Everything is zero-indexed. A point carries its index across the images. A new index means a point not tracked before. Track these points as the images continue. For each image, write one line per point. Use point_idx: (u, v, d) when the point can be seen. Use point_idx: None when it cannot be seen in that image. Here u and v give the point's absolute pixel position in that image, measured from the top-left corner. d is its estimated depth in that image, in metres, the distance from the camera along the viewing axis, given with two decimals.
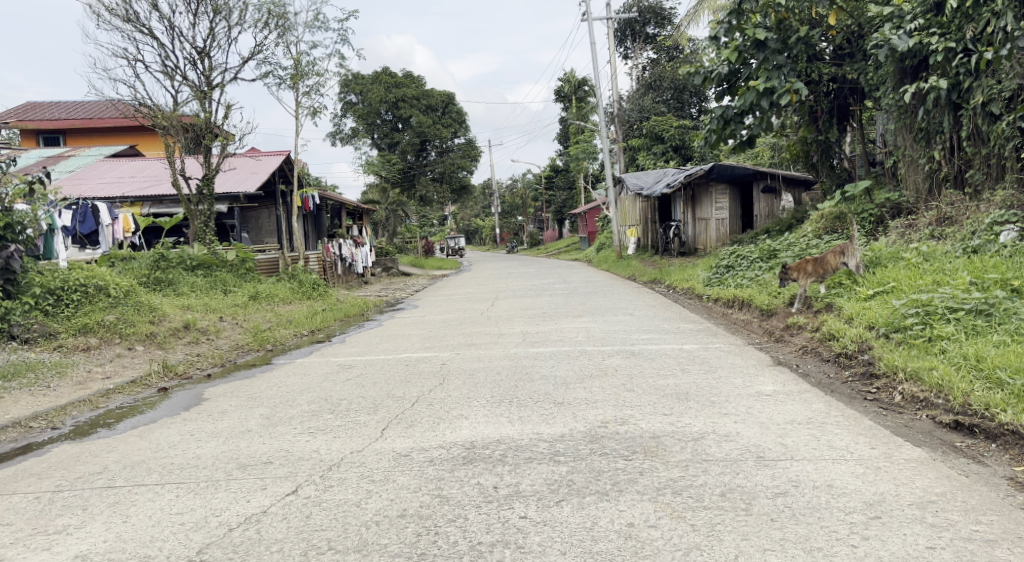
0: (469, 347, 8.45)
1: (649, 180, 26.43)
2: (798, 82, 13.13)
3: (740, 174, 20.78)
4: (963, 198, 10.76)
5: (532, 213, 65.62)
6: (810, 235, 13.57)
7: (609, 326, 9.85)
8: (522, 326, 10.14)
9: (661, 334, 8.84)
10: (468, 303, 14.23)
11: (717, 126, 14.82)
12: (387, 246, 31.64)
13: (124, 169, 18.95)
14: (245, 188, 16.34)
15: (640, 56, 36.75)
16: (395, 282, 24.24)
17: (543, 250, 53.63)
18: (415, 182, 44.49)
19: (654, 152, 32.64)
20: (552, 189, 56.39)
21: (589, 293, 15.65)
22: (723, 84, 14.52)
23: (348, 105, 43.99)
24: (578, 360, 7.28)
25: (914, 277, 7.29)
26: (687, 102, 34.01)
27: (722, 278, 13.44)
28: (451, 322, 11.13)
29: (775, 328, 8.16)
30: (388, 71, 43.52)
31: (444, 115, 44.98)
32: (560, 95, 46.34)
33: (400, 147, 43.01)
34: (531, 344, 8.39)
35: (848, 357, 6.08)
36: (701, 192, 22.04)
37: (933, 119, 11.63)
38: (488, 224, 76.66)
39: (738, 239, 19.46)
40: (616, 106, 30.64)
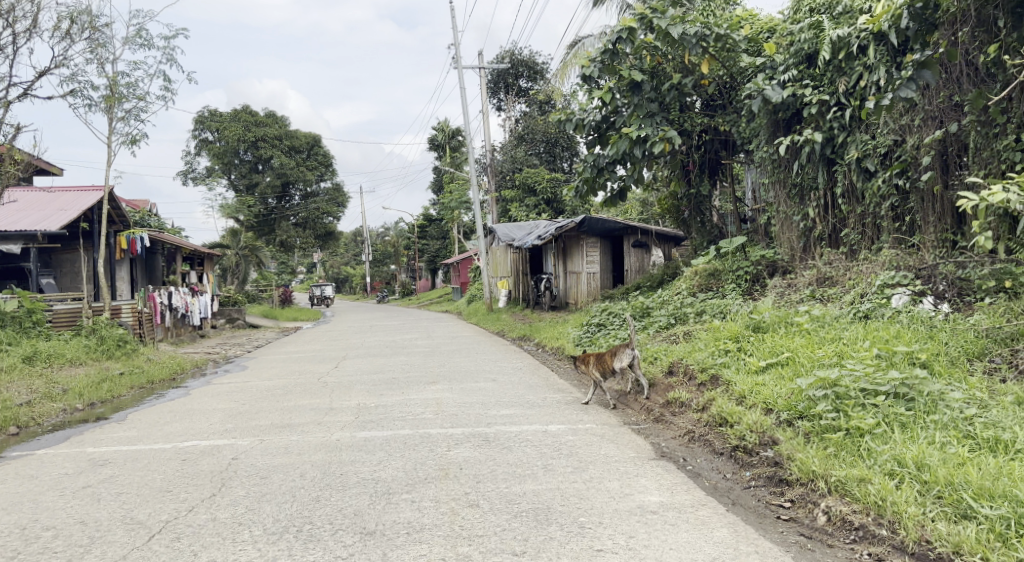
0: (284, 428, 6.63)
1: (521, 230, 25.62)
2: (670, 130, 12.66)
3: (612, 227, 20.25)
4: (841, 257, 10.35)
5: (404, 262, 63.66)
6: (685, 293, 12.81)
7: (464, 396, 8.33)
8: (361, 398, 8.39)
9: (523, 408, 7.42)
10: (308, 364, 12.28)
11: (591, 173, 13.96)
12: (235, 295, 28.74)
13: None
14: (45, 227, 13.59)
15: (513, 108, 36.38)
16: (238, 335, 21.60)
17: (415, 300, 51.72)
18: (275, 227, 41.59)
19: (526, 204, 32.02)
20: (424, 238, 55.04)
21: (451, 352, 14.08)
22: (594, 132, 13.92)
23: (203, 142, 40.75)
24: (416, 450, 5.68)
25: (813, 347, 6.36)
26: (559, 157, 34.01)
27: (592, 337, 12.34)
28: (276, 391, 9.16)
29: (653, 404, 6.96)
30: (249, 109, 40.91)
31: (310, 157, 42.73)
32: (434, 144, 45.45)
33: (260, 189, 40.15)
34: (363, 425, 6.69)
35: (748, 452, 4.92)
36: (572, 245, 21.33)
37: (807, 175, 11.30)
38: (357, 273, 73.75)
39: (609, 294, 18.72)
40: (488, 155, 29.90)
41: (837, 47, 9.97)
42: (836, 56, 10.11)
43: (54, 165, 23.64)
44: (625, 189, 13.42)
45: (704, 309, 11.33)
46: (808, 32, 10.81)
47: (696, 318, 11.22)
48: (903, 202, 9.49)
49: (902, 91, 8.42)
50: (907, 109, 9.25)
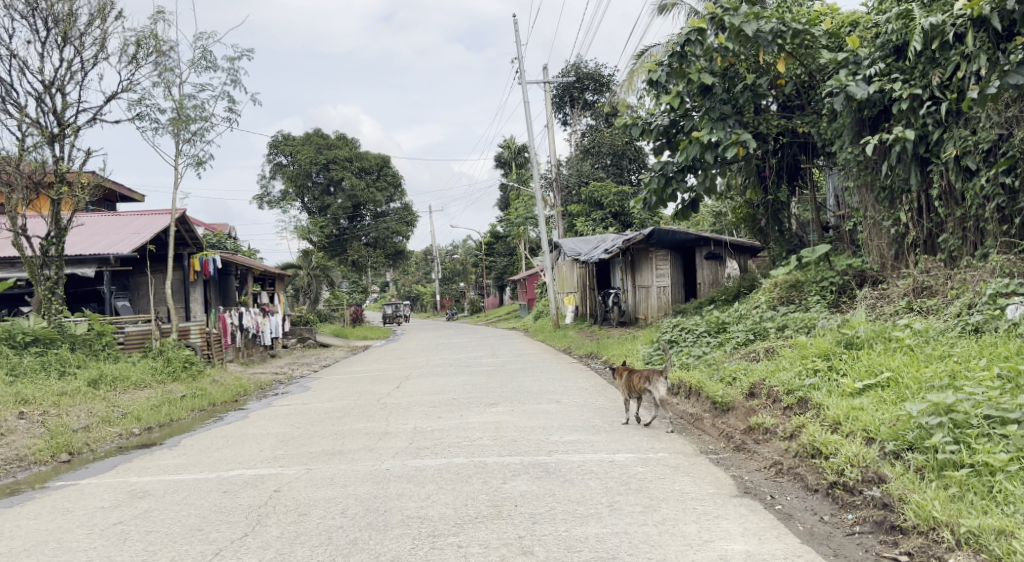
0: (333, 455, 6.26)
1: (588, 244, 25.05)
2: (744, 134, 11.96)
3: (683, 239, 19.43)
4: (940, 266, 9.38)
5: (473, 280, 63.82)
6: (764, 306, 11.96)
7: (526, 420, 7.81)
8: (418, 421, 7.99)
9: (588, 433, 6.86)
10: (370, 384, 12.03)
11: (660, 182, 13.34)
12: (307, 315, 29.17)
13: None
14: (118, 251, 13.90)
15: (579, 122, 35.87)
16: (307, 355, 21.76)
17: (484, 317, 51.63)
18: (346, 247, 42.30)
19: (593, 218, 31.41)
20: (492, 256, 55.02)
21: (516, 371, 13.60)
22: (662, 139, 13.33)
23: (277, 167, 41.90)
24: (469, 482, 5.19)
25: (920, 366, 5.58)
26: (627, 169, 33.28)
27: (664, 355, 11.64)
28: (333, 415, 8.87)
29: (733, 431, 6.27)
30: (320, 133, 41.88)
31: (379, 178, 43.38)
32: (500, 161, 45.41)
33: (331, 210, 40.93)
34: (416, 452, 6.27)
35: (849, 490, 4.21)
36: (641, 258, 20.61)
37: (897, 176, 10.35)
38: (427, 291, 74.44)
39: (681, 309, 17.91)
40: (554, 170, 29.47)
41: (931, 35, 9.09)
42: (930, 45, 9.22)
43: (136, 192, 24.55)
44: (696, 198, 12.74)
45: (786, 324, 10.51)
46: (896, 23, 9.83)
47: (778, 333, 10.42)
48: (1011, 202, 8.49)
49: (1011, 78, 7.51)
50: (1015, 98, 8.29)
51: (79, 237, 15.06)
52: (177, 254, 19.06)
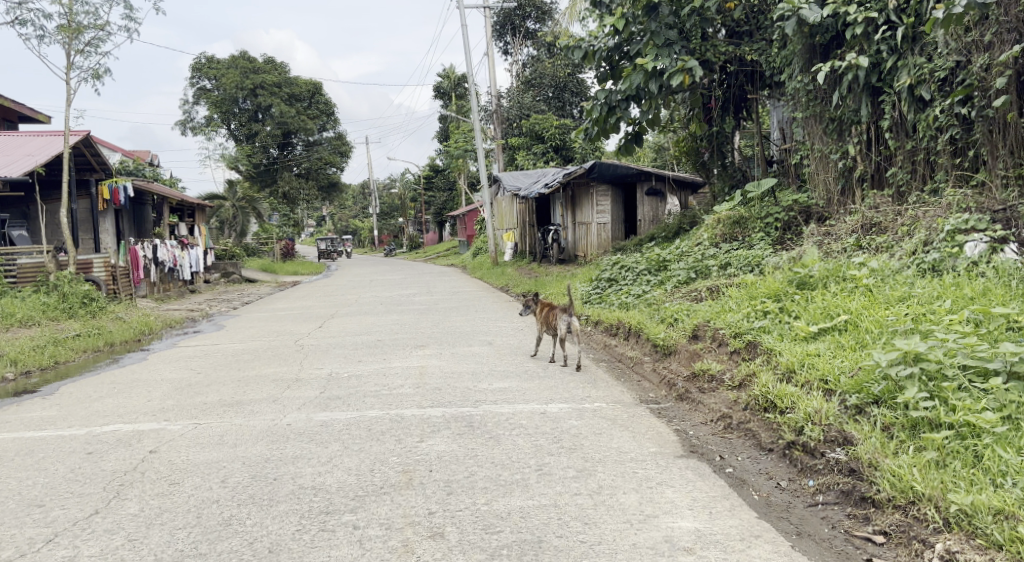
0: (228, 405, 5.48)
1: (528, 179, 24.29)
2: (691, 60, 11.23)
3: (624, 174, 18.85)
4: (888, 201, 9.01)
5: (412, 215, 62.33)
6: (706, 244, 11.52)
7: (454, 365, 7.16)
8: (335, 366, 7.24)
9: (521, 380, 6.26)
10: (290, 323, 11.16)
11: (604, 111, 12.58)
12: (232, 249, 27.65)
13: None
14: (3, 174, 12.37)
15: (521, 51, 34.39)
16: (230, 291, 20.54)
17: (422, 253, 50.64)
18: (277, 178, 40.27)
19: (534, 152, 30.54)
20: (431, 190, 53.64)
21: (448, 309, 12.92)
22: (607, 65, 12.56)
23: (200, 90, 39.10)
24: (380, 440, 4.52)
25: (880, 309, 5.12)
26: (569, 102, 32.25)
27: (603, 295, 11.12)
28: (242, 358, 8.02)
29: (676, 378, 5.78)
30: (245, 55, 39.15)
31: (310, 106, 41.13)
32: (439, 91, 43.57)
33: (259, 138, 38.70)
34: (325, 403, 5.55)
35: (808, 451, 3.72)
36: (582, 193, 20.00)
37: (847, 107, 9.89)
38: (364, 226, 72.50)
39: (621, 246, 17.46)
40: (494, 100, 28.27)
41: None
42: None
43: (36, 111, 22.27)
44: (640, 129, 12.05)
45: (728, 263, 10.12)
46: None
47: (721, 272, 10.01)
48: (965, 134, 8.09)
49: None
50: (976, 22, 7.77)
51: None
52: (81, 180, 17.38)
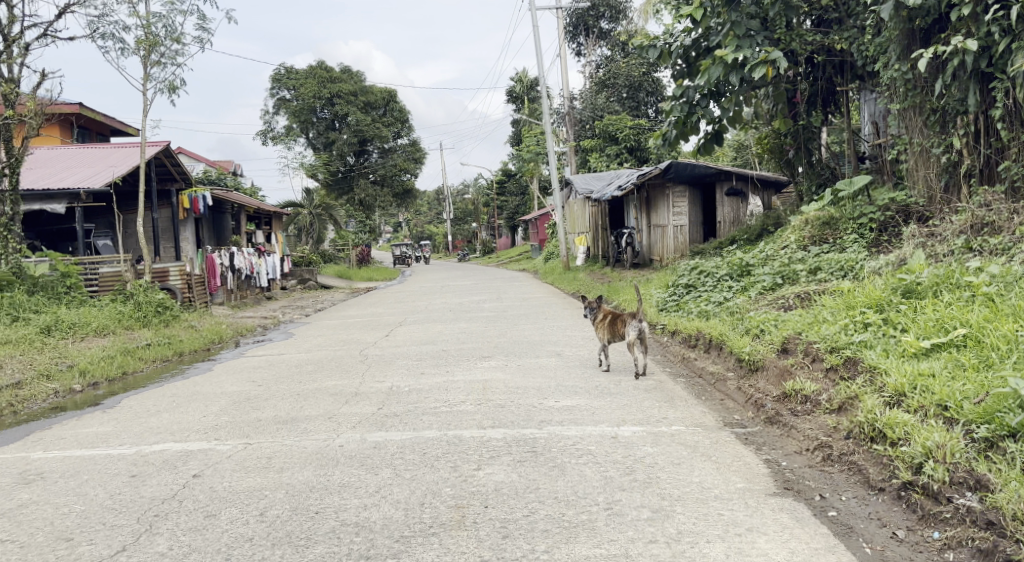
0: (281, 423, 5.25)
1: (601, 181, 23.70)
2: (775, 51, 10.47)
3: (701, 174, 18.05)
4: (1003, 197, 8.06)
5: (486, 220, 62.46)
6: (793, 247, 10.73)
7: (520, 379, 6.76)
8: (397, 379, 6.96)
9: (590, 398, 5.79)
10: (358, 331, 11.03)
11: (684, 110, 11.92)
12: (309, 255, 28.20)
13: None
14: (88, 187, 12.76)
15: (594, 52, 33.76)
16: (306, 297, 20.84)
17: (496, 258, 50.59)
18: (353, 185, 41.02)
19: (607, 153, 29.90)
20: (504, 195, 53.56)
21: (518, 317, 12.55)
22: (682, 60, 11.92)
23: (281, 102, 40.23)
24: (435, 466, 4.16)
25: (1007, 321, 4.42)
26: (644, 102, 31.40)
27: (680, 302, 10.50)
28: (306, 369, 7.86)
29: (764, 399, 5.20)
30: (323, 66, 40.06)
31: (386, 114, 41.70)
32: (512, 96, 43.40)
33: (336, 147, 39.49)
34: (382, 421, 5.24)
35: (930, 495, 3.12)
36: (657, 195, 19.30)
37: (951, 97, 8.94)
38: (439, 231, 73.24)
39: (699, 250, 16.69)
40: (566, 102, 27.78)
41: None
42: None
43: (127, 126, 23.25)
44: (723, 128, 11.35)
45: (819, 267, 9.35)
46: None
47: (810, 277, 9.26)
48: None
49: None
50: None
51: (49, 171, 13.93)
52: (164, 191, 17.92)
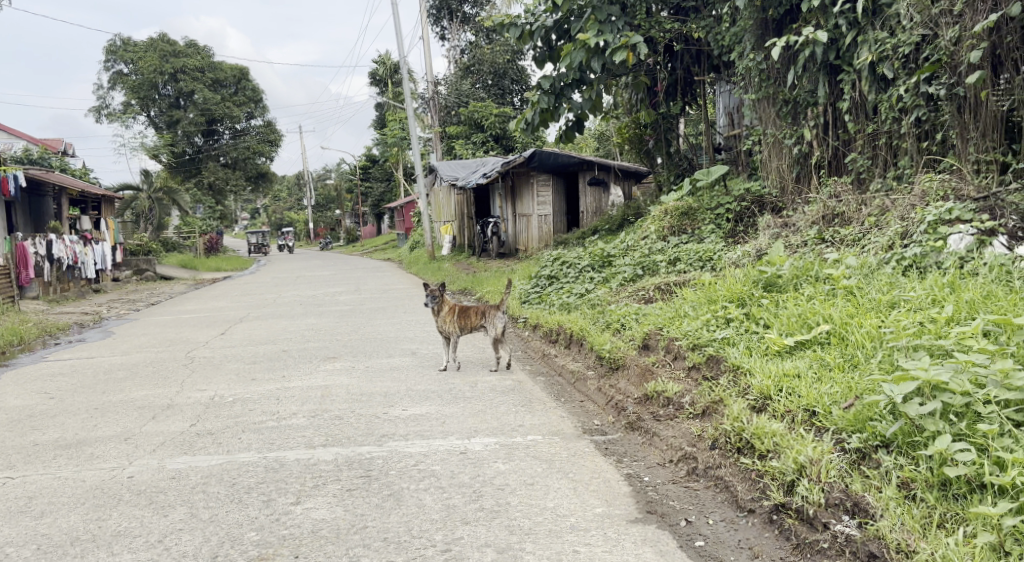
0: (59, 446, 4.25)
1: (465, 169, 23.22)
2: (635, 36, 10.36)
3: (565, 163, 17.99)
4: (849, 189, 8.32)
5: (350, 208, 60.43)
6: (653, 238, 10.69)
7: (365, 383, 6.07)
8: (223, 386, 6.04)
9: (441, 404, 5.23)
10: (191, 330, 9.85)
11: (549, 99, 11.61)
12: (149, 244, 25.69)
13: None
14: None
15: (459, 37, 33.09)
16: (141, 290, 18.84)
17: (360, 247, 48.99)
18: (202, 168, 38.03)
19: (473, 141, 29.49)
20: (369, 182, 51.98)
21: (374, 310, 11.79)
22: (544, 44, 11.62)
23: (116, 75, 36.45)
24: (242, 501, 3.38)
25: (868, 318, 4.33)
26: (509, 90, 31.21)
27: (542, 294, 10.16)
28: (115, 375, 6.72)
29: (625, 401, 4.90)
30: (165, 37, 36.71)
31: (238, 93, 38.97)
32: (375, 79, 41.94)
33: (182, 127, 36.39)
34: (191, 441, 4.40)
35: (805, 520, 2.90)
36: (521, 183, 19.09)
37: (802, 88, 9.19)
38: (300, 219, 70.08)
39: (563, 239, 16.59)
40: (430, 87, 27.01)
41: None
42: None
43: None
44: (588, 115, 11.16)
45: (677, 258, 9.37)
46: None
47: (669, 268, 9.24)
48: (933, 114, 7.38)
49: None
50: None
51: None
52: None
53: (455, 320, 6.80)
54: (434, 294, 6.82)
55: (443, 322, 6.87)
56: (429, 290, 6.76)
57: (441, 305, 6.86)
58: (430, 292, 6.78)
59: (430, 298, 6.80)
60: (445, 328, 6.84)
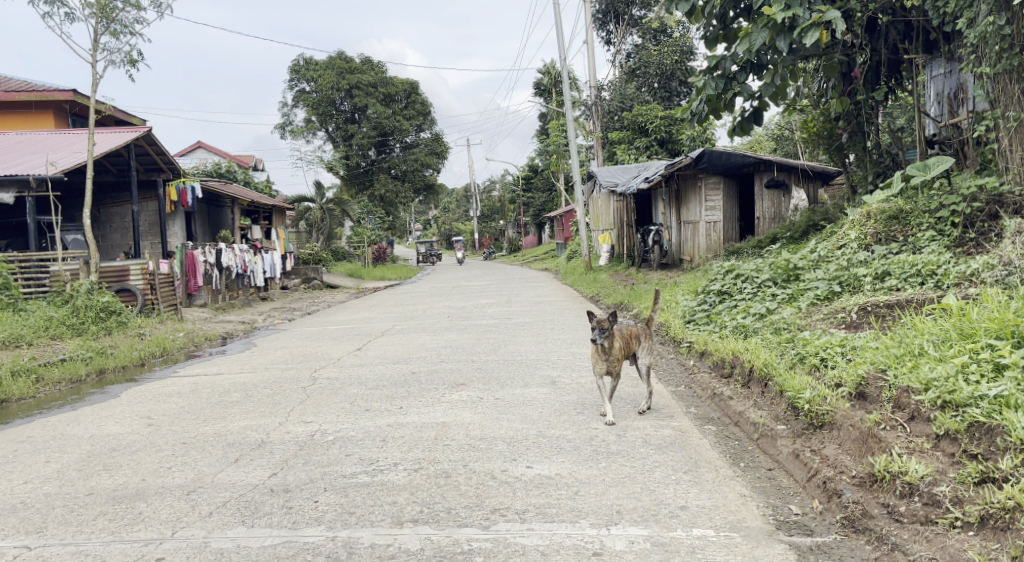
0: (112, 498, 3.52)
1: (626, 173, 21.83)
2: (832, 10, 8.57)
3: (739, 164, 16.10)
4: None
5: (512, 218, 60.72)
6: (852, 248, 8.76)
7: (489, 423, 4.98)
8: (330, 418, 5.23)
9: (577, 464, 4.01)
10: (330, 343, 9.39)
11: (719, 84, 10.02)
12: (319, 253, 26.74)
13: None
14: (39, 171, 10.98)
15: (624, 41, 31.10)
16: (306, 298, 19.40)
17: (522, 257, 48.91)
18: (373, 180, 39.60)
19: (636, 146, 27.95)
20: (530, 192, 51.89)
21: (522, 325, 10.81)
22: (717, 25, 10.11)
23: (299, 93, 38.76)
24: None
25: None
26: (676, 92, 29.30)
27: (711, 313, 8.64)
28: (232, 395, 6.17)
29: (839, 480, 3.42)
30: (343, 56, 38.51)
31: (407, 107, 40.08)
32: (539, 88, 41.50)
33: (356, 140, 37.99)
34: (260, 501, 3.53)
35: None
36: (689, 187, 17.44)
37: None
38: (465, 228, 71.78)
39: (735, 249, 14.76)
40: (592, 90, 25.82)
41: None
42: None
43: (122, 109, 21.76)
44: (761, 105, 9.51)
45: (886, 274, 7.49)
46: None
47: (876, 285, 7.42)
48: None
49: None
50: None
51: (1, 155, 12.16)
52: (149, 180, 16.41)
53: (622, 356, 5.18)
54: (601, 325, 5.00)
55: (610, 362, 5.05)
56: (599, 320, 4.99)
57: (611, 339, 5.06)
58: (602, 323, 4.95)
59: (601, 331, 4.96)
60: (619, 368, 5.08)
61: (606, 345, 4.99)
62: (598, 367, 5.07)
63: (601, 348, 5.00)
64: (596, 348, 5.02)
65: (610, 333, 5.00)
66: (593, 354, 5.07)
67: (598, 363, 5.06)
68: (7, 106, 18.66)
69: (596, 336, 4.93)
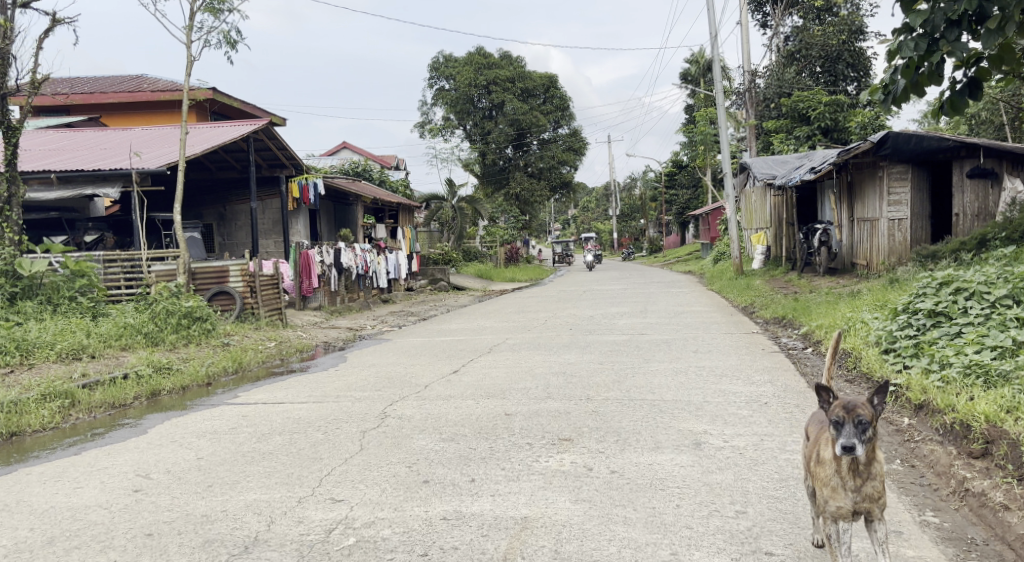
0: None
1: (786, 164, 19.02)
2: None
3: (934, 148, 13.02)
4: None
5: (654, 216, 57.70)
6: None
7: (598, 529, 3.18)
8: (369, 497, 3.65)
9: None
10: (426, 363, 7.94)
11: None
12: (449, 252, 25.90)
13: (39, 137, 13.85)
14: (142, 165, 10.41)
15: (784, 22, 27.94)
16: (428, 301, 18.39)
17: (663, 258, 46.11)
18: (509, 178, 38.62)
19: (796, 135, 24.73)
20: (674, 189, 48.81)
21: (659, 344, 8.87)
22: None
23: (439, 91, 38.42)
24: None
25: None
26: (844, 77, 25.71)
27: (921, 341, 6.29)
28: (270, 441, 4.78)
29: None
30: (482, 51, 37.79)
31: (546, 102, 38.64)
32: (686, 80, 38.69)
33: (492, 137, 37.13)
34: None
35: None
36: (867, 178, 14.55)
37: None
38: (604, 227, 69.56)
39: (931, 251, 11.88)
40: (747, 73, 23.05)
41: None
42: None
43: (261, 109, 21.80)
44: (979, 75, 5.34)
45: None
46: None
47: None
48: None
49: None
50: None
51: (110, 151, 11.85)
52: (273, 178, 15.96)
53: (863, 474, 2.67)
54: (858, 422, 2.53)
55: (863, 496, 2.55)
56: (855, 407, 2.54)
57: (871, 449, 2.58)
58: (861, 413, 2.51)
59: (858, 430, 2.50)
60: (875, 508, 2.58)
61: (858, 462, 2.53)
62: (839, 504, 2.56)
63: (848, 465, 2.54)
64: (837, 462, 2.57)
65: (873, 435, 2.54)
66: (826, 475, 2.61)
67: (834, 494, 2.58)
68: (152, 107, 19.05)
69: (850, 442, 2.47)
